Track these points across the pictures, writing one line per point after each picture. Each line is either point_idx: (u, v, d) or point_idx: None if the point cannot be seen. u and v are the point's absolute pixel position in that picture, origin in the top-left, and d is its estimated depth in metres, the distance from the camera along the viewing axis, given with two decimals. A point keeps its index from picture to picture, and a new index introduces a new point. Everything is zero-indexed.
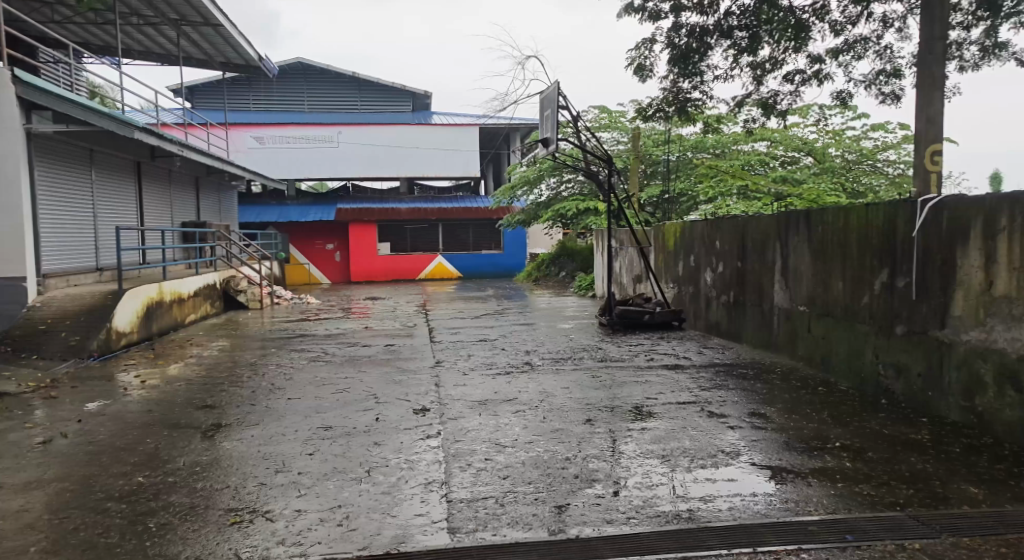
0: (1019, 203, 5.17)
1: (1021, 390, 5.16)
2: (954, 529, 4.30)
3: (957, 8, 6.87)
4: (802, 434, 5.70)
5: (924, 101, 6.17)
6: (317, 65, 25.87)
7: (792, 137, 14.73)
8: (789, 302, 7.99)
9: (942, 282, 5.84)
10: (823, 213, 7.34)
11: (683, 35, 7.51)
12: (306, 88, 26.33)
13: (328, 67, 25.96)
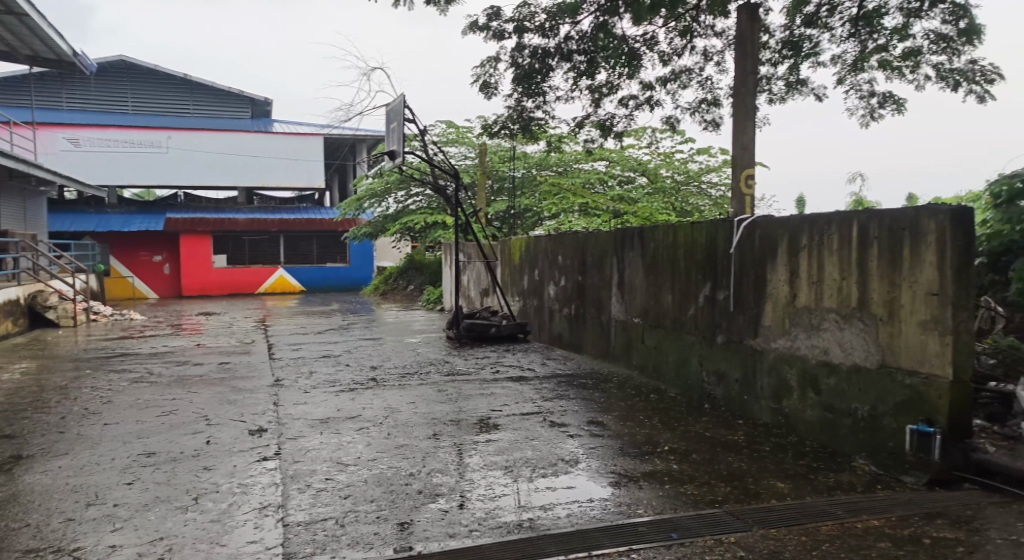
0: (817, 224, 5.78)
1: (819, 392, 5.77)
2: (764, 521, 4.69)
3: (766, 46, 7.55)
4: (635, 439, 6.02)
5: (739, 130, 6.72)
6: (143, 64, 24.26)
7: (627, 158, 15.55)
8: (625, 314, 8.43)
9: (754, 295, 6.40)
10: (654, 229, 7.82)
11: (526, 56, 7.76)
12: (130, 87, 24.64)
13: (156, 67, 24.38)
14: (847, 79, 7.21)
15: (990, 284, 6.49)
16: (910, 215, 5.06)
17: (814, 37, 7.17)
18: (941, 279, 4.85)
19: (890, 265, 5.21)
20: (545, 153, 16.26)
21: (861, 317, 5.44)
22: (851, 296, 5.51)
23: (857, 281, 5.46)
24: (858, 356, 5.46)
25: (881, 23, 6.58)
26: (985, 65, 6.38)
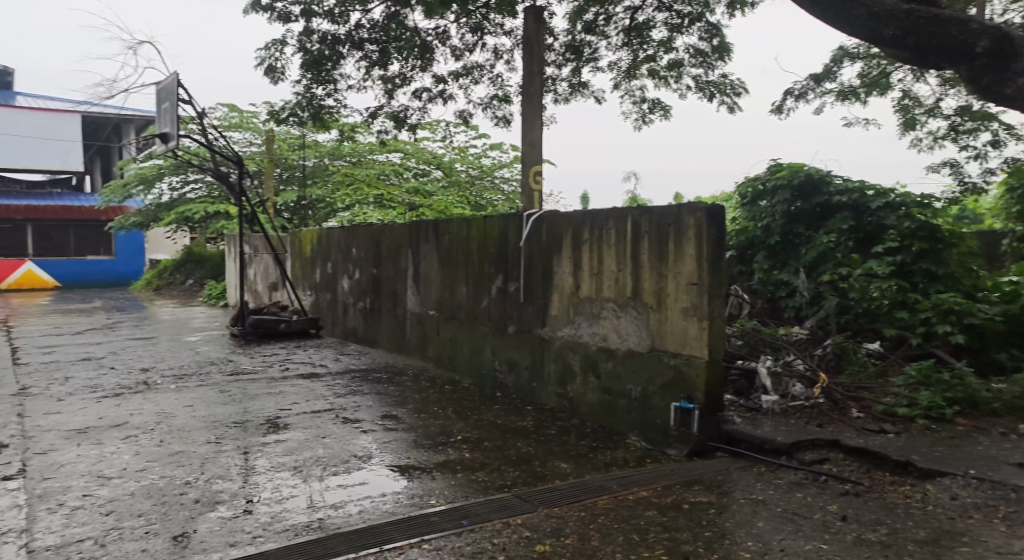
0: (596, 219, 6.18)
1: (598, 375, 6.19)
2: (549, 501, 4.93)
3: (551, 48, 7.92)
4: (429, 431, 6.06)
5: (528, 128, 7.00)
6: None
7: (422, 151, 15.66)
8: (420, 307, 8.47)
9: (542, 287, 6.71)
10: (448, 222, 7.91)
11: (315, 41, 7.54)
12: None
13: None
14: (623, 83, 7.77)
15: (738, 275, 7.39)
16: (674, 212, 5.57)
17: (592, 43, 7.66)
18: (699, 270, 5.39)
19: (658, 258, 5.71)
20: (339, 142, 15.97)
21: (634, 305, 5.91)
22: (626, 287, 5.97)
23: (631, 273, 5.92)
24: (632, 342, 5.94)
25: (650, 36, 7.13)
26: (735, 80, 7.17)
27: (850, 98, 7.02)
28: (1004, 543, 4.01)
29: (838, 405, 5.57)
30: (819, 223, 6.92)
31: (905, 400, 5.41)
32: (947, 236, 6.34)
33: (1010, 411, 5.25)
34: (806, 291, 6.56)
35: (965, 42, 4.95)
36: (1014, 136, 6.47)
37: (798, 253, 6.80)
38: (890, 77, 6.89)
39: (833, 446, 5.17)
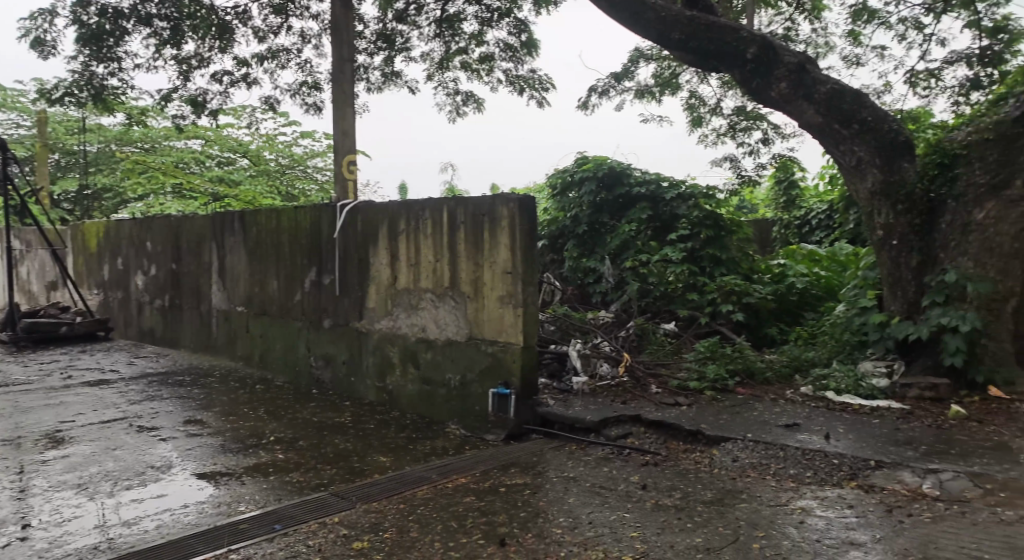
0: (412, 210, 6.15)
1: (417, 366, 6.19)
2: (367, 496, 4.84)
3: (362, 36, 7.77)
4: (237, 434, 5.75)
5: (339, 116, 6.87)
6: None
7: (226, 137, 14.75)
8: (226, 303, 8.00)
9: (358, 278, 6.58)
10: (255, 214, 7.52)
11: (93, 13, 7.01)
12: None
13: None
14: (436, 74, 7.80)
15: (550, 262, 7.71)
16: (488, 202, 5.68)
17: (404, 32, 7.63)
18: (513, 259, 5.54)
19: (473, 247, 5.79)
20: (126, 128, 14.25)
21: (451, 295, 5.97)
22: (443, 277, 6.00)
23: (448, 263, 5.96)
24: (450, 331, 5.99)
25: (461, 28, 7.26)
26: (543, 75, 7.45)
27: (647, 96, 7.50)
28: (775, 496, 4.52)
29: (639, 382, 5.98)
30: (622, 213, 7.43)
31: (695, 374, 5.94)
32: (728, 223, 7.13)
33: (780, 379, 5.95)
34: (611, 277, 6.98)
35: (737, 48, 5.63)
36: (781, 135, 7.23)
37: (604, 242, 7.27)
38: (680, 78, 7.43)
39: (635, 420, 5.55)
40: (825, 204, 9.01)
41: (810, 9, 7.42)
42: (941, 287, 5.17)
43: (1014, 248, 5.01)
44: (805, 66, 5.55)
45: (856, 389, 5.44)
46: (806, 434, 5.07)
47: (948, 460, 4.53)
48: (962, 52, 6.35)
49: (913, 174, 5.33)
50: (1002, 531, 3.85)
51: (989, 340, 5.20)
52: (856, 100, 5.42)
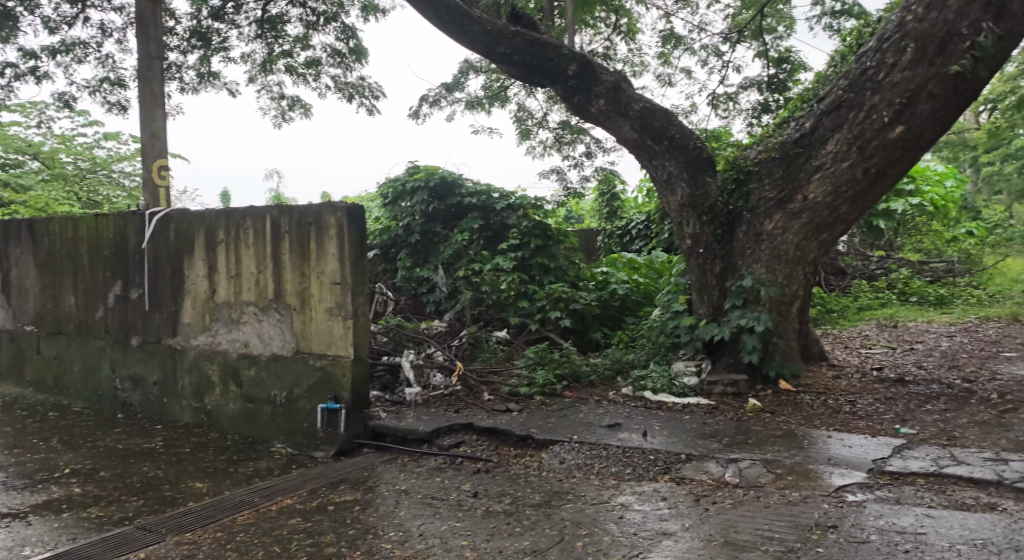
0: (231, 218, 5.82)
1: (239, 384, 5.86)
2: (179, 527, 4.46)
3: (173, 32, 7.29)
4: (24, 469, 5.12)
5: (147, 117, 6.46)
6: None
7: (11, 137, 13.15)
8: (12, 321, 7.17)
9: (171, 292, 6.13)
10: (48, 222, 6.81)
11: None
12: None
13: None
14: (259, 77, 7.45)
15: (382, 272, 7.60)
16: (314, 210, 5.49)
17: (221, 31, 7.27)
18: (342, 269, 5.38)
19: (300, 257, 5.56)
20: None
21: (275, 307, 5.70)
22: (267, 288, 5.72)
23: (272, 274, 5.69)
24: (275, 346, 5.72)
25: (283, 30, 7.09)
26: (371, 83, 7.35)
27: (477, 107, 7.61)
28: (597, 494, 4.71)
29: (471, 390, 6.04)
30: (454, 222, 7.51)
31: (525, 380, 6.09)
32: (555, 233, 7.44)
33: (603, 381, 6.25)
34: (444, 286, 7.06)
35: (559, 65, 5.88)
36: (602, 149, 7.62)
37: (436, 252, 7.29)
38: (508, 91, 7.63)
39: (467, 429, 5.58)
40: (643, 215, 9.78)
41: (626, 31, 7.93)
42: (740, 291, 5.68)
43: (797, 255, 5.61)
44: (620, 85, 5.92)
45: (670, 388, 5.83)
46: (626, 433, 5.35)
47: (747, 449, 4.96)
48: (754, 79, 7.02)
49: (714, 188, 5.86)
50: (790, 511, 4.27)
51: (779, 338, 5.78)
52: (666, 119, 5.87)
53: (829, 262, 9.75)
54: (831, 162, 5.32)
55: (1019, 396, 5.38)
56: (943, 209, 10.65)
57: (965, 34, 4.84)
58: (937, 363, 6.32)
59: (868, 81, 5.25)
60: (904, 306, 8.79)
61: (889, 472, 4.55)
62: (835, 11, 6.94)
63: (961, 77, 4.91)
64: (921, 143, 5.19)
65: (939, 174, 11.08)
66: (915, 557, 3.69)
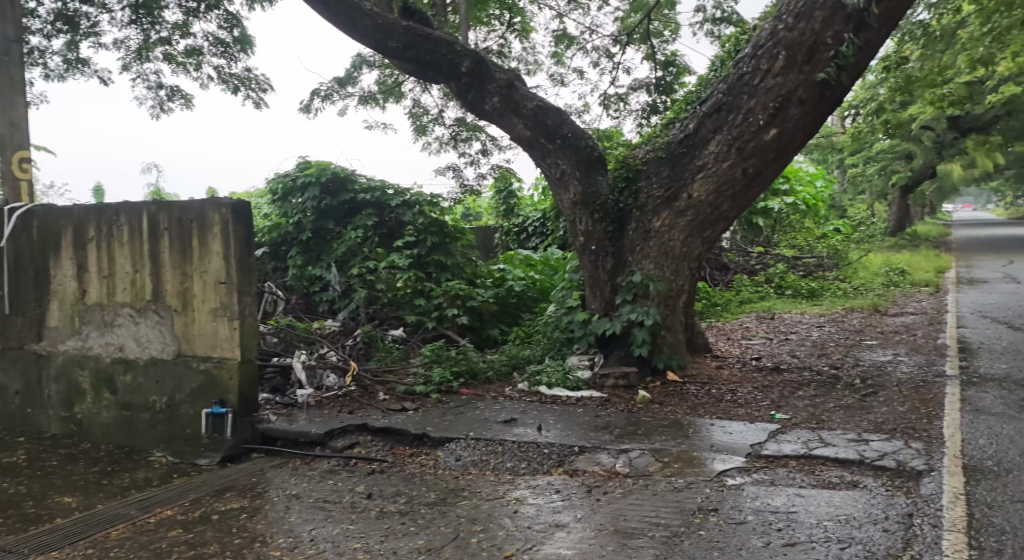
0: (103, 214, 5.48)
1: (114, 391, 5.55)
2: (44, 546, 4.14)
3: (34, 15, 6.81)
4: None
5: (6, 105, 5.96)
6: None
7: None
8: None
9: (35, 294, 5.77)
10: None
11: None
12: None
13: None
14: (133, 65, 7.11)
15: (272, 270, 7.36)
16: (196, 206, 5.22)
17: (89, 15, 6.85)
18: (227, 268, 5.15)
19: (179, 256, 5.29)
20: None
21: (155, 309, 5.41)
22: (144, 289, 5.42)
23: (150, 274, 5.40)
24: (154, 349, 5.44)
25: (160, 17, 6.85)
26: (257, 76, 7.15)
27: (371, 103, 7.50)
28: (492, 489, 4.72)
29: (366, 390, 5.93)
30: (347, 219, 7.40)
31: (422, 379, 6.05)
32: (451, 230, 7.47)
33: (499, 377, 6.30)
34: (337, 285, 6.96)
35: (452, 61, 5.87)
36: (497, 147, 7.66)
37: (329, 250, 7.16)
38: (402, 86, 7.57)
39: (361, 429, 5.47)
40: (538, 213, 10.03)
41: (520, 29, 8.01)
42: (630, 287, 5.86)
43: (683, 252, 5.84)
44: (514, 83, 6.00)
45: (564, 382, 5.93)
46: (520, 428, 5.40)
47: (636, 439, 5.12)
48: (642, 81, 7.25)
49: (605, 186, 6.01)
50: (676, 497, 4.43)
51: (666, 332, 6.01)
52: (558, 118, 5.99)
53: (713, 258, 10.21)
54: (713, 162, 5.56)
55: (878, 380, 5.83)
56: (814, 207, 11.40)
57: (829, 44, 5.18)
58: (808, 351, 6.75)
59: (745, 86, 5.53)
60: (781, 299, 9.34)
61: (765, 456, 4.82)
62: (715, 18, 7.27)
63: (826, 83, 5.26)
64: (793, 145, 5.52)
65: (810, 175, 11.85)
66: (787, 534, 3.92)
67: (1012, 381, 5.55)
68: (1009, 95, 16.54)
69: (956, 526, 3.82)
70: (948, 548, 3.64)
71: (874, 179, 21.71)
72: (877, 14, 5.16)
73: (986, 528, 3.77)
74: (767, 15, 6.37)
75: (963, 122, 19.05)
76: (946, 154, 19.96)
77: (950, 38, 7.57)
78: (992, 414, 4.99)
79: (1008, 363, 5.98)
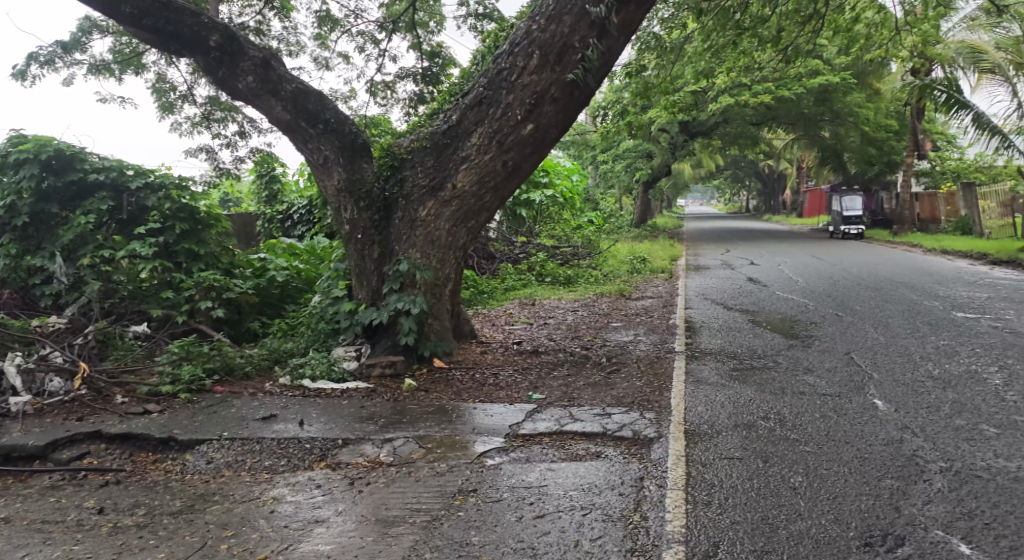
0: None
1: None
2: None
3: None
4: None
5: None
6: None
7: None
8: None
9: None
10: None
11: None
12: None
13: None
14: None
15: None
16: None
17: None
18: None
19: None
20: None
21: None
22: None
23: None
24: None
25: None
26: None
27: (104, 72, 7.05)
28: (247, 491, 4.45)
29: (100, 394, 5.35)
30: (75, 202, 6.66)
31: (169, 378, 5.56)
32: (204, 217, 7.04)
33: (259, 372, 5.99)
34: (64, 277, 6.22)
35: (198, 34, 5.49)
36: (256, 130, 7.44)
37: (54, 237, 6.39)
38: (143, 56, 7.18)
39: (93, 438, 4.89)
40: (304, 200, 10.08)
41: (278, 7, 7.63)
42: (396, 276, 5.84)
43: (448, 241, 5.95)
44: (270, 62, 5.74)
45: (328, 374, 5.79)
46: (280, 424, 5.16)
47: (401, 427, 5.14)
48: (409, 70, 7.27)
49: (370, 174, 5.93)
50: (437, 481, 4.50)
51: (433, 319, 6.09)
52: (319, 102, 5.84)
53: (479, 247, 10.57)
54: (475, 154, 5.72)
55: (621, 358, 6.43)
56: (570, 200, 12.30)
57: (577, 47, 5.56)
58: (563, 334, 7.25)
59: (503, 82, 5.75)
60: (541, 286, 9.93)
61: (522, 434, 5.08)
62: (477, 13, 7.49)
63: (575, 84, 5.64)
64: (548, 141, 5.85)
65: (567, 169, 12.72)
66: (538, 507, 4.17)
67: (724, 353, 6.42)
68: (724, 104, 18.90)
69: (677, 484, 4.31)
70: (670, 504, 4.10)
71: (620, 175, 23.44)
72: (617, 23, 5.63)
73: (700, 483, 4.29)
74: (523, 15, 6.69)
75: (691, 126, 21.68)
76: (678, 155, 22.46)
77: (678, 50, 8.53)
78: (709, 384, 5.71)
79: (722, 339, 6.90)
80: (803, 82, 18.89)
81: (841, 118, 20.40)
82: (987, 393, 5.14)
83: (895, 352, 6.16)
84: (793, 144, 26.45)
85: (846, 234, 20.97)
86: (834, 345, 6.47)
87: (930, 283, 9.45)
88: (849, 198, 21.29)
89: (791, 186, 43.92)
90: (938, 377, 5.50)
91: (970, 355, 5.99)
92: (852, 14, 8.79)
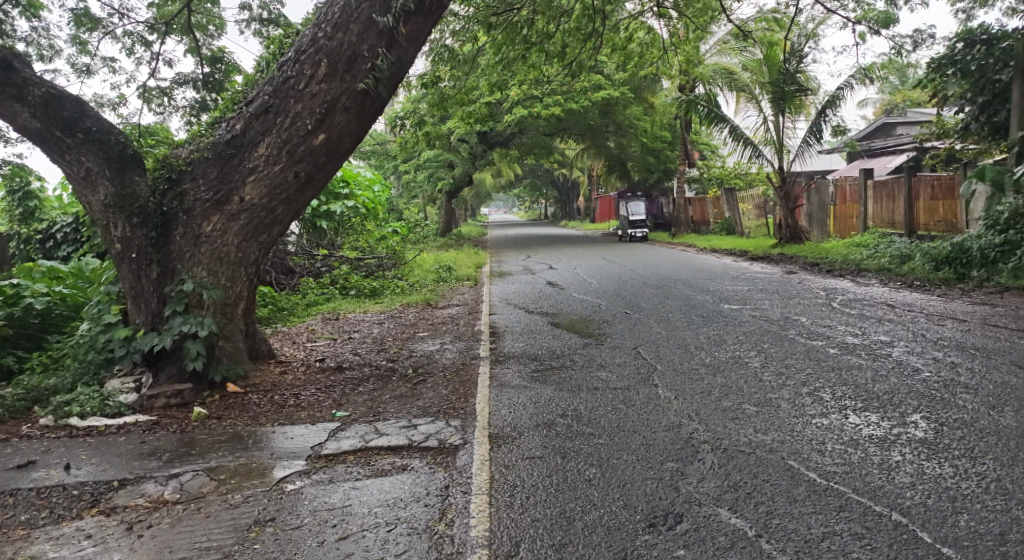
0: None
1: None
2: None
3: None
4: None
5: None
6: None
7: None
8: None
9: None
10: None
11: None
12: None
13: None
14: None
15: None
16: None
17: None
18: None
19: None
20: None
21: None
22: None
23: None
24: None
25: None
26: None
27: None
28: None
29: None
30: None
31: None
32: None
33: (14, 414, 5.30)
34: None
35: None
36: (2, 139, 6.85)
37: None
38: None
39: None
40: (69, 217, 9.38)
41: (24, 5, 6.88)
42: (180, 297, 5.39)
43: (238, 257, 5.61)
44: (12, 64, 5.14)
45: (101, 410, 5.24)
46: (40, 471, 4.56)
47: (189, 461, 4.73)
48: (186, 76, 6.88)
49: (143, 188, 5.45)
50: (230, 514, 4.18)
51: (223, 341, 5.72)
52: (76, 108, 5.29)
53: (277, 261, 10.11)
54: (263, 164, 5.44)
55: (427, 368, 6.43)
56: (372, 210, 12.15)
57: (366, 56, 5.49)
58: (368, 348, 7.11)
59: (290, 89, 5.52)
60: (345, 299, 9.71)
61: (325, 455, 4.88)
62: (261, 18, 7.23)
63: (366, 93, 5.57)
64: (342, 150, 5.71)
65: (368, 179, 12.60)
66: (341, 528, 4.02)
67: (527, 356, 6.63)
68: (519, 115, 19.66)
69: (481, 489, 4.35)
70: (475, 510, 4.13)
71: (425, 184, 23.77)
72: (405, 33, 5.64)
73: (503, 485, 4.36)
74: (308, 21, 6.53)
75: (490, 137, 22.44)
76: (479, 165, 23.03)
77: (472, 62, 8.75)
78: (512, 386, 5.87)
79: (524, 341, 7.14)
80: (589, 96, 20.17)
81: (624, 129, 22.06)
82: (749, 374, 5.76)
83: (674, 344, 6.71)
84: (586, 154, 28.26)
85: (633, 237, 22.66)
86: (623, 341, 6.92)
87: (704, 279, 10.46)
88: (634, 203, 22.82)
89: (585, 193, 46.98)
90: (710, 364, 6.07)
91: (735, 342, 6.68)
92: (626, 33, 9.54)
